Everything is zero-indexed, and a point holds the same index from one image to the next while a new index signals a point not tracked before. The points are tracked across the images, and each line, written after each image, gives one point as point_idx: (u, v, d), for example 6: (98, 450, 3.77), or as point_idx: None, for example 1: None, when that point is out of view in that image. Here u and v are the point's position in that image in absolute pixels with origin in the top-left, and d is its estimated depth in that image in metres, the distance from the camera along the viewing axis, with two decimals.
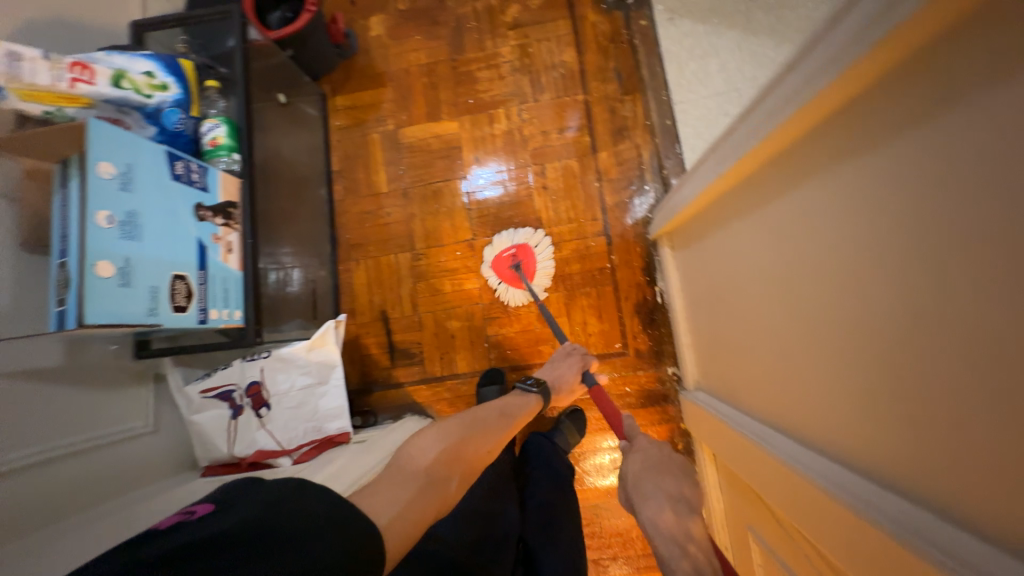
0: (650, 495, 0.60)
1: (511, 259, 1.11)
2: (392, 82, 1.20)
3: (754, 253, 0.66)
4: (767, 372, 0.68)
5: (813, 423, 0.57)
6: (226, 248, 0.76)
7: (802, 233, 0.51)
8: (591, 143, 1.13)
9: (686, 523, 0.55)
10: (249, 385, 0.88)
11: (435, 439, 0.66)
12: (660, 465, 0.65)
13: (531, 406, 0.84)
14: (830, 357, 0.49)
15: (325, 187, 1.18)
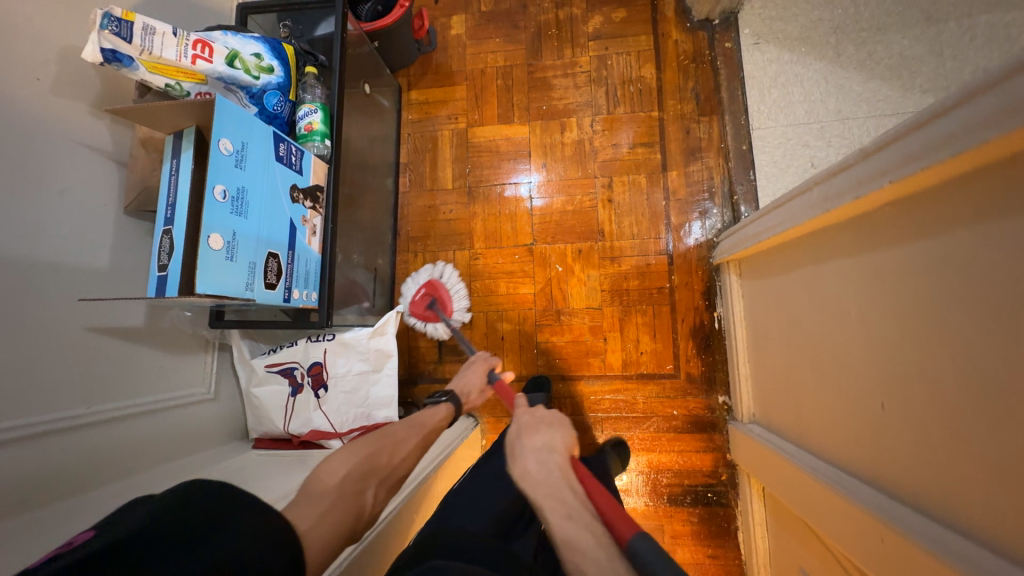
0: (520, 453, 0.68)
1: (425, 296, 1.07)
2: (467, 81, 1.22)
3: (856, 292, 0.63)
4: (849, 414, 0.66)
5: (913, 476, 0.55)
6: (311, 231, 0.78)
7: (938, 281, 0.49)
8: (662, 161, 1.12)
9: (549, 462, 0.65)
10: (311, 365, 0.90)
11: (342, 459, 0.68)
12: (532, 423, 0.73)
13: (444, 415, 0.86)
14: (963, 415, 0.47)
15: (393, 177, 1.20)
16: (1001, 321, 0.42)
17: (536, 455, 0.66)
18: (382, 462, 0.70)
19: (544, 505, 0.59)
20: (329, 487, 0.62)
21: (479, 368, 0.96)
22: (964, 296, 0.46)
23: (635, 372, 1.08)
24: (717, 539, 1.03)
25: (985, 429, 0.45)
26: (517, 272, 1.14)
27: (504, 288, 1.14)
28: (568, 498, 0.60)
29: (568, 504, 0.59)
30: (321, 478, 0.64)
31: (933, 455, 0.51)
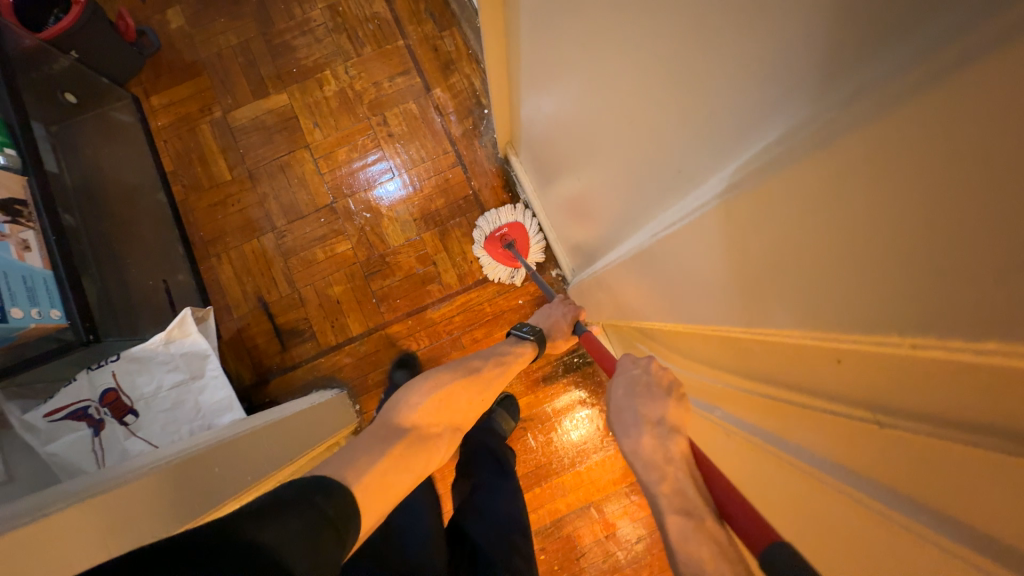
0: (629, 423, 0.56)
1: (502, 238, 1.08)
2: (207, 70, 1.16)
3: (540, 99, 0.70)
4: (590, 205, 0.72)
5: (618, 219, 0.62)
6: (20, 246, 0.70)
7: (545, 41, 0.56)
8: (424, 83, 1.15)
9: (666, 445, 0.52)
10: (102, 395, 0.82)
11: (425, 395, 0.66)
12: (645, 384, 0.59)
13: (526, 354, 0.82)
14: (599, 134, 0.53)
15: (163, 190, 1.11)
16: (570, 29, 0.48)
17: (650, 431, 0.53)
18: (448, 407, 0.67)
19: (657, 492, 0.49)
20: (407, 423, 0.62)
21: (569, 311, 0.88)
22: (558, 31, 0.50)
23: (472, 282, 1.11)
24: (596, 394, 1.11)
25: (613, 134, 0.50)
26: (329, 234, 1.12)
27: (322, 254, 1.11)
28: (684, 485, 0.48)
29: (689, 495, 0.47)
30: (402, 414, 0.63)
31: (617, 186, 0.57)
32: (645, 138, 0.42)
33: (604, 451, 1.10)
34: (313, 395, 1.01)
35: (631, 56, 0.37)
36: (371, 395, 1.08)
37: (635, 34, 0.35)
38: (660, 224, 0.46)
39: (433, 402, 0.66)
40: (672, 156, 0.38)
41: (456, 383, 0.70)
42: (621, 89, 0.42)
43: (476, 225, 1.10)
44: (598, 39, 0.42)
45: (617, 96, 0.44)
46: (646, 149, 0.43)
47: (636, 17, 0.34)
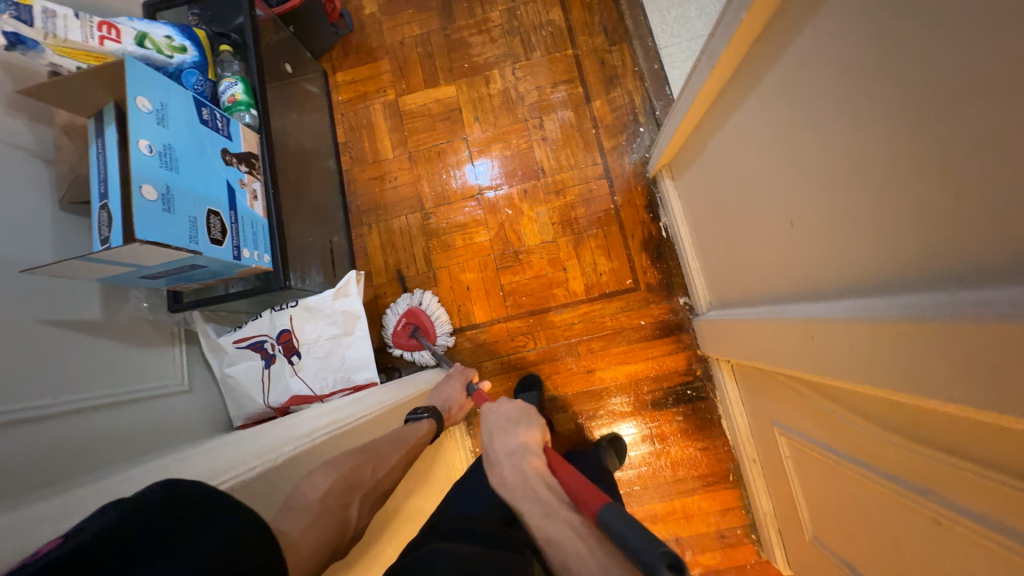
0: (494, 457, 0.64)
1: (407, 327, 1.11)
2: (389, 54, 1.26)
3: (743, 139, 0.70)
4: (767, 251, 0.72)
5: (815, 274, 0.61)
6: (251, 195, 0.80)
7: (789, 91, 0.57)
8: (584, 94, 1.18)
9: (524, 465, 0.60)
10: (280, 334, 0.92)
11: (324, 470, 0.55)
12: (501, 422, 0.69)
13: (429, 430, 0.76)
14: (831, 192, 0.53)
15: (334, 158, 1.23)
16: (838, 89, 0.48)
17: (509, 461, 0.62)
18: (365, 476, 0.58)
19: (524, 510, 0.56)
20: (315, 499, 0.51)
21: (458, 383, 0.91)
22: (826, 80, 0.49)
23: (599, 294, 1.13)
24: (703, 431, 1.07)
25: (863, 192, 0.48)
26: (470, 222, 1.18)
27: (460, 240, 1.18)
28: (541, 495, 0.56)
29: (545, 501, 0.55)
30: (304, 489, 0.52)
31: (839, 241, 0.54)
32: (947, 208, 0.39)
33: (702, 490, 1.06)
34: (435, 371, 1.07)
35: (951, 139, 0.37)
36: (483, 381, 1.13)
37: (975, 113, 0.35)
38: (904, 297, 0.46)
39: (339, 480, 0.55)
40: (977, 235, 0.37)
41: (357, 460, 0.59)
42: (904, 158, 0.42)
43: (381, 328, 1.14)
44: (905, 102, 0.40)
45: (909, 163, 0.42)
46: (920, 225, 0.42)
47: (984, 102, 0.34)
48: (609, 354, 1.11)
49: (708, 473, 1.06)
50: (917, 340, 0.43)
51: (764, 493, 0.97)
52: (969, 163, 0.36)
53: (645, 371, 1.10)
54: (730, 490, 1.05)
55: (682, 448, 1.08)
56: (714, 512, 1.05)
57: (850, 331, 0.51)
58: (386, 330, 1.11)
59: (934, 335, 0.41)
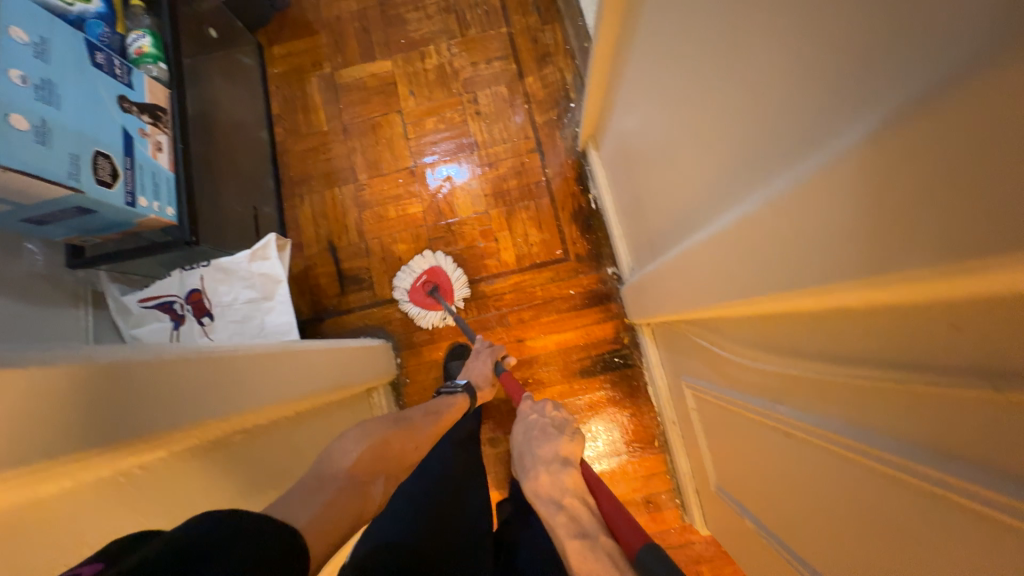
0: (531, 465, 0.81)
1: (426, 284, 1.11)
2: (325, 29, 1.26)
3: (638, 88, 0.72)
4: (664, 198, 0.73)
5: (691, 211, 0.62)
6: (155, 146, 0.79)
7: (661, 30, 0.59)
8: (518, 71, 1.20)
9: (560, 479, 0.74)
10: (189, 293, 0.90)
11: (355, 438, 0.64)
12: (539, 428, 0.87)
13: (459, 404, 0.87)
14: (692, 123, 0.55)
15: (267, 130, 1.22)
16: (690, 15, 0.50)
17: (548, 470, 0.77)
18: (392, 451, 0.67)
19: (555, 521, 0.65)
20: (342, 471, 0.58)
21: (488, 359, 0.98)
22: (682, 9, 0.51)
23: (529, 264, 1.14)
24: (630, 398, 1.08)
25: (708, 115, 0.50)
26: (404, 194, 1.18)
27: (394, 212, 1.18)
28: (577, 514, 0.66)
29: (579, 521, 0.65)
30: (337, 458, 0.61)
31: (702, 170, 0.56)
32: (754, 106, 0.41)
33: (627, 457, 1.07)
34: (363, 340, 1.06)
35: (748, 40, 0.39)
36: (412, 352, 1.13)
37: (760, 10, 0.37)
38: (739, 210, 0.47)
39: (369, 452, 0.63)
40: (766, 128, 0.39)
41: (387, 430, 0.68)
42: (727, 70, 0.44)
43: (395, 282, 1.12)
44: (726, 12, 0.42)
45: (728, 74, 0.44)
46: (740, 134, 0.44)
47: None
48: (539, 322, 1.12)
49: (634, 440, 1.07)
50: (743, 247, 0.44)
51: (683, 455, 0.99)
52: (758, 55, 0.38)
53: (574, 339, 1.11)
54: (654, 455, 1.06)
55: (610, 416, 1.08)
56: (641, 479, 1.06)
57: (708, 252, 0.53)
58: (402, 283, 1.11)
59: (749, 230, 0.42)
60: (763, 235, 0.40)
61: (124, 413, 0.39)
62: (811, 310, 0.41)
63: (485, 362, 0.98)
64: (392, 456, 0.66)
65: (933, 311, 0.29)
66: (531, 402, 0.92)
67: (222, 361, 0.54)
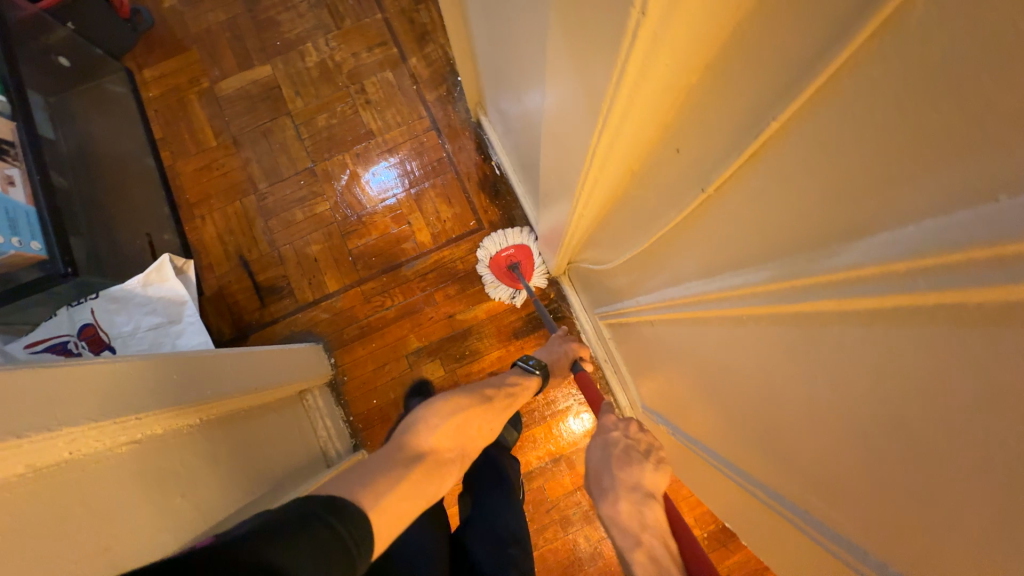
0: (608, 489, 0.63)
1: (509, 259, 1.10)
2: (196, 44, 1.22)
3: (483, 38, 0.74)
4: (527, 142, 0.75)
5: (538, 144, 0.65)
6: (4, 180, 0.75)
7: None
8: (400, 53, 1.20)
9: (642, 514, 0.58)
10: (81, 329, 0.85)
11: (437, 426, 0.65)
12: (625, 449, 0.67)
13: (531, 387, 0.83)
14: (513, 54, 0.57)
15: (152, 156, 1.16)
16: None
17: (628, 499, 0.60)
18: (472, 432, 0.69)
19: (632, 559, 0.54)
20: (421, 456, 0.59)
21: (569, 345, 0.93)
22: None
23: (446, 240, 1.14)
24: None
25: (515, 39, 0.52)
26: (309, 195, 1.16)
27: (301, 215, 1.15)
28: (658, 553, 0.53)
29: (660, 562, 0.52)
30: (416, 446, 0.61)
31: (529, 95, 0.57)
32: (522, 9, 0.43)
33: (573, 405, 1.09)
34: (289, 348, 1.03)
35: None
36: (346, 349, 1.11)
37: None
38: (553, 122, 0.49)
39: (450, 427, 0.66)
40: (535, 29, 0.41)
41: (472, 411, 0.70)
42: None
43: (483, 242, 1.11)
44: None
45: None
46: (529, 45, 0.46)
47: None
48: (467, 295, 1.12)
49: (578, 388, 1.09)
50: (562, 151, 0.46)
51: (619, 389, 1.02)
52: None
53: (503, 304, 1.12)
54: None
55: None
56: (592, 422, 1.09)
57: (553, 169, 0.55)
58: (487, 254, 1.09)
59: (563, 116, 0.44)
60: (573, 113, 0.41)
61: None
62: (632, 164, 0.44)
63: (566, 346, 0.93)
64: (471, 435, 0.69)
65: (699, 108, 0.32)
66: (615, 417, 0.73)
67: (83, 366, 0.52)
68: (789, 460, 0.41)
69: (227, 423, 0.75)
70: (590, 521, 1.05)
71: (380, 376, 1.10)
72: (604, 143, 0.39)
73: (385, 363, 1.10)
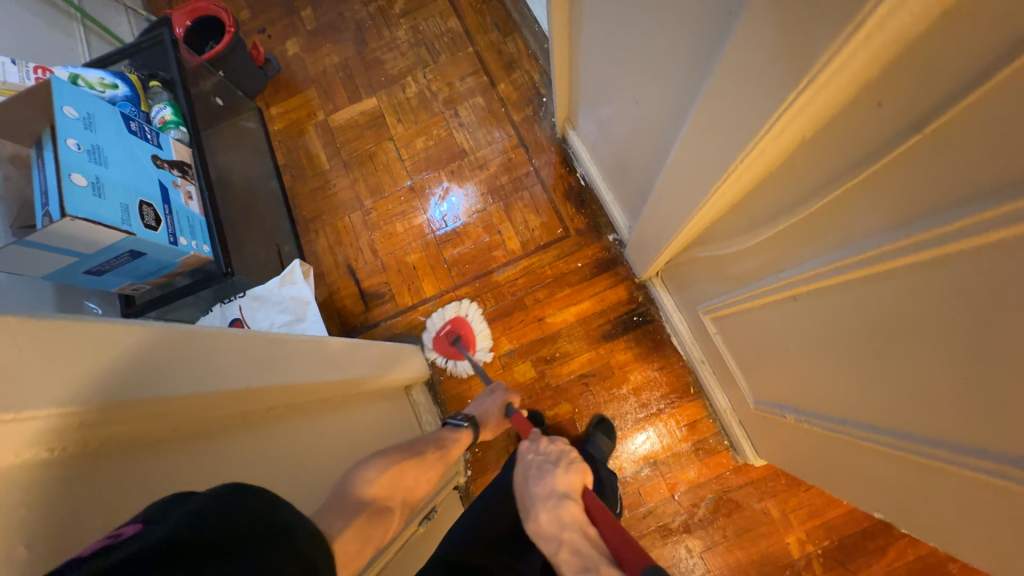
0: (530, 504, 0.67)
1: (450, 334, 1.17)
2: (314, 83, 1.41)
3: (593, 55, 0.81)
4: (634, 146, 0.81)
5: (656, 143, 0.70)
6: (186, 195, 0.90)
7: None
8: (489, 80, 1.32)
9: (559, 513, 0.62)
10: (231, 323, 0.97)
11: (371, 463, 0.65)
12: (537, 465, 0.73)
13: (464, 438, 0.87)
14: (638, 62, 0.64)
15: (277, 179, 1.33)
16: None
17: (546, 508, 0.64)
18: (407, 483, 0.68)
19: (558, 559, 0.55)
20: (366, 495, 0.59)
21: (498, 398, 0.99)
22: None
23: (535, 247, 1.20)
24: (657, 352, 1.11)
25: (648, 49, 0.59)
26: (407, 209, 1.27)
27: (402, 227, 1.26)
28: (578, 544, 0.55)
29: (584, 551, 0.54)
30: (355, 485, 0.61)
31: (655, 97, 0.63)
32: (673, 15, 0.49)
33: (666, 408, 1.08)
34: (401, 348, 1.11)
35: None
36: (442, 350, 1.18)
37: None
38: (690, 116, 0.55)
39: (387, 476, 0.65)
40: (689, 31, 0.47)
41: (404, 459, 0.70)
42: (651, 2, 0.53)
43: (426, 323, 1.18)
44: None
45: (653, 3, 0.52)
46: (674, 48, 0.52)
47: None
48: (556, 300, 1.17)
49: (670, 392, 1.09)
50: (705, 137, 0.51)
51: (720, 390, 1.02)
52: None
53: (593, 308, 1.15)
54: (693, 401, 1.07)
55: (642, 373, 1.10)
56: (688, 426, 1.07)
57: (681, 161, 0.60)
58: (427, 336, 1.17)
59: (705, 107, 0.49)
60: (722, 109, 0.45)
61: (210, 370, 0.46)
62: (776, 156, 0.47)
63: (495, 400, 0.98)
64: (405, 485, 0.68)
65: (863, 94, 0.35)
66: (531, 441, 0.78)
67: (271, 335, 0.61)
68: (954, 436, 0.40)
69: (359, 409, 0.81)
70: (689, 529, 1.02)
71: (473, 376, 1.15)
72: (768, 136, 0.42)
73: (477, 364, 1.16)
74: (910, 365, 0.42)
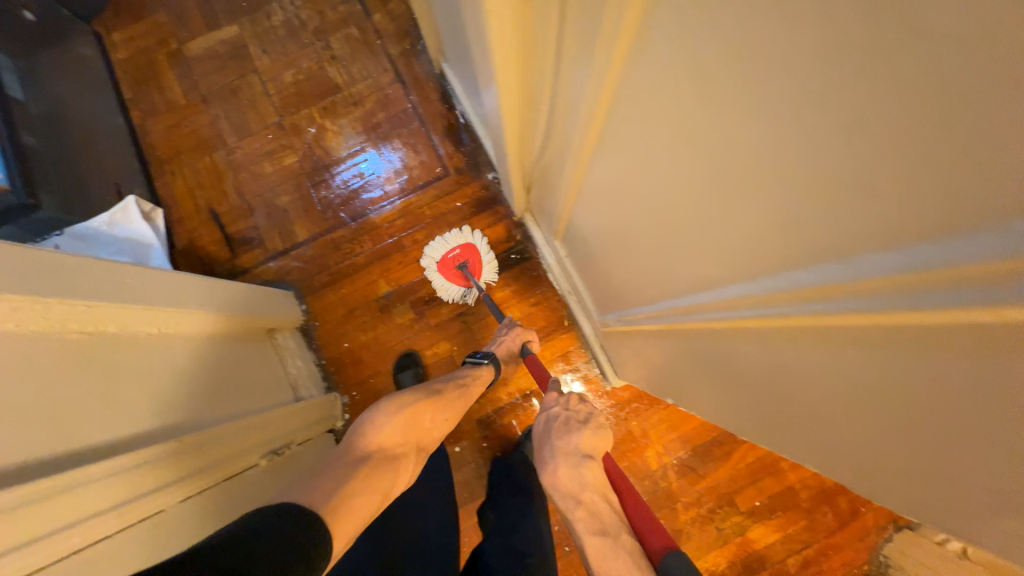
0: (548, 458, 0.59)
1: (455, 259, 1.08)
2: (164, 6, 1.25)
3: None
4: (467, 64, 0.78)
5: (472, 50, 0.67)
6: None
7: None
8: (364, 9, 1.23)
9: (580, 473, 0.56)
10: None
11: (386, 412, 0.69)
12: (563, 421, 0.63)
13: (483, 378, 0.86)
14: None
15: (123, 115, 1.18)
16: None
17: (567, 463, 0.57)
18: (422, 423, 0.73)
19: (573, 520, 0.52)
20: (374, 447, 0.65)
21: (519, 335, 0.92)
22: None
23: (413, 187, 1.17)
24: (534, 288, 1.12)
25: None
26: (277, 148, 1.18)
27: (270, 167, 1.18)
28: (598, 508, 0.52)
29: (600, 517, 0.51)
30: (369, 432, 0.66)
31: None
32: None
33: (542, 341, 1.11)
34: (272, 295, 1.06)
35: None
36: (318, 296, 1.13)
37: None
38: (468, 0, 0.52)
39: (401, 421, 0.70)
40: None
41: (421, 401, 0.73)
42: None
43: (425, 250, 1.09)
44: None
45: None
46: None
47: None
48: (435, 240, 1.14)
49: (545, 325, 1.11)
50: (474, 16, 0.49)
51: (586, 318, 1.06)
52: None
53: None
54: (567, 333, 1.11)
55: (520, 308, 1.12)
56: (562, 356, 1.10)
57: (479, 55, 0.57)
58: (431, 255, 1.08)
59: None
60: None
61: None
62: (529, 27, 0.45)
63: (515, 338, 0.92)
64: (421, 428, 0.73)
65: None
66: (558, 392, 0.69)
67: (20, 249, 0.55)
68: None
69: (189, 344, 0.76)
70: None
71: (351, 320, 1.12)
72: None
73: (355, 308, 1.12)
74: (660, 223, 0.44)
